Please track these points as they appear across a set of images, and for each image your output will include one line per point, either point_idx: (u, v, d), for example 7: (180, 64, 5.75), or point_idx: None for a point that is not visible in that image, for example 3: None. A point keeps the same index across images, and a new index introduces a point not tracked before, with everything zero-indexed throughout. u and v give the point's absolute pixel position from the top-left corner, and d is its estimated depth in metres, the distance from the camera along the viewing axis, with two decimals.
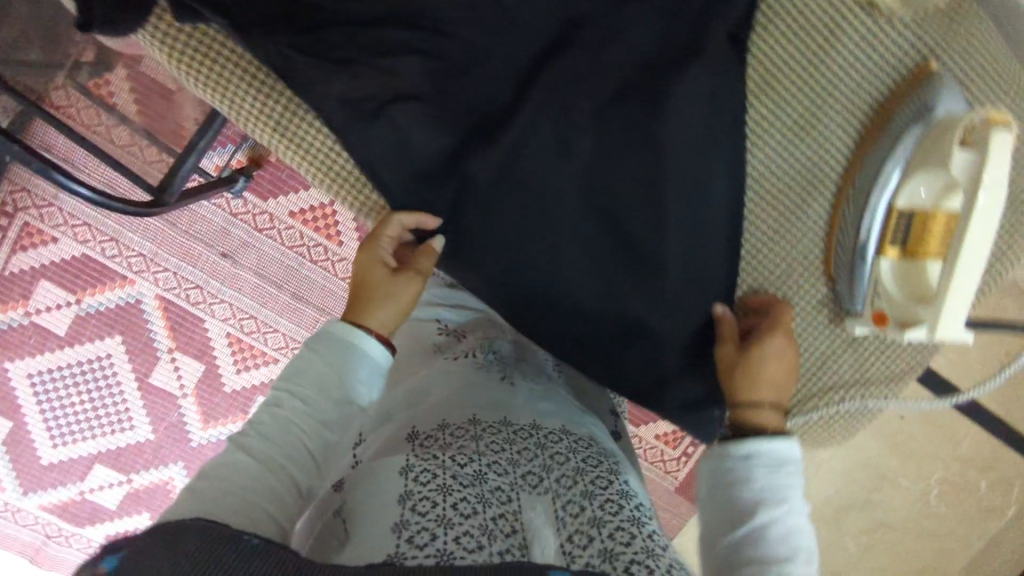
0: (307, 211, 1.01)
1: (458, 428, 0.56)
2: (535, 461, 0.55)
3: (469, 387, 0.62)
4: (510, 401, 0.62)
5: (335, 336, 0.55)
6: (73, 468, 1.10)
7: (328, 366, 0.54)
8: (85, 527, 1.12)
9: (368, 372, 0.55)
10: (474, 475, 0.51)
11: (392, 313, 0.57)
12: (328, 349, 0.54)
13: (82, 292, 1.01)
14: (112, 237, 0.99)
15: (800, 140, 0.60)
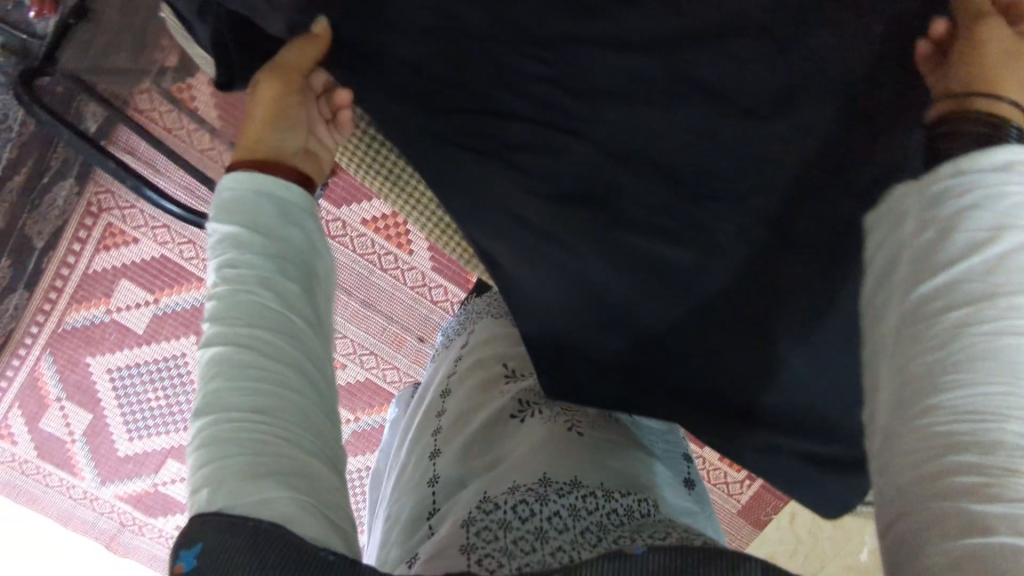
0: (379, 218, 0.99)
1: (523, 494, 0.47)
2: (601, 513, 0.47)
3: (537, 441, 0.54)
4: (581, 450, 0.53)
5: (254, 190, 0.47)
6: (148, 460, 1.13)
7: (259, 218, 0.46)
8: (158, 517, 1.16)
9: (296, 208, 0.48)
10: (536, 532, 0.44)
11: (289, 133, 0.53)
12: (252, 204, 0.46)
13: (160, 293, 1.02)
14: (190, 239, 1.00)
15: None
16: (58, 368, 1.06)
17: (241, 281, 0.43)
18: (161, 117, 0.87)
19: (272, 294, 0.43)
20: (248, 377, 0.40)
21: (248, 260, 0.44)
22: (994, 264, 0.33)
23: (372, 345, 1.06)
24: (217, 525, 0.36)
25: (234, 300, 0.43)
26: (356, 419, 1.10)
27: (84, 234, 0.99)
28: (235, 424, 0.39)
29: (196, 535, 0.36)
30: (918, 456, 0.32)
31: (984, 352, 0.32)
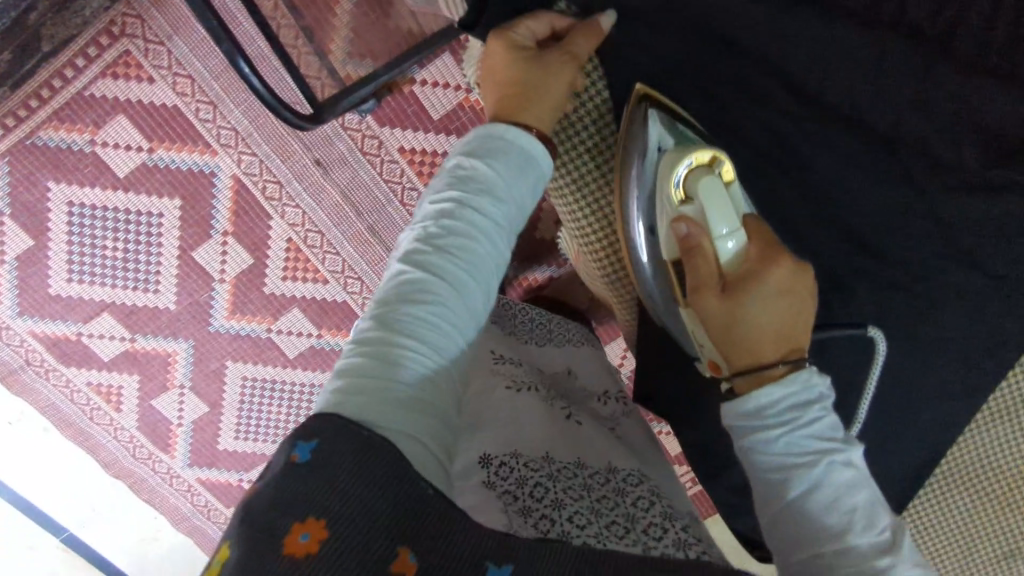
0: (417, 152, 0.95)
1: (532, 461, 0.50)
2: (618, 509, 0.50)
3: (536, 411, 0.56)
4: (576, 435, 0.57)
5: (507, 137, 0.53)
6: (80, 307, 1.04)
7: (511, 176, 0.52)
8: (70, 367, 1.08)
9: (532, 187, 0.54)
10: (552, 504, 0.47)
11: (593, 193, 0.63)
12: (508, 162, 0.52)
13: (158, 143, 0.93)
14: (212, 101, 0.92)
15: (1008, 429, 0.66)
16: (10, 181, 0.95)
17: (437, 241, 0.49)
18: None
19: (457, 260, 0.49)
20: (438, 293, 0.47)
21: (484, 216, 0.50)
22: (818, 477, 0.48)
23: (363, 272, 1.02)
24: (336, 424, 0.40)
25: (448, 238, 0.49)
26: (316, 335, 1.07)
27: (95, 52, 0.88)
28: (395, 374, 0.43)
29: (314, 432, 0.40)
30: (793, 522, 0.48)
31: (812, 499, 0.48)
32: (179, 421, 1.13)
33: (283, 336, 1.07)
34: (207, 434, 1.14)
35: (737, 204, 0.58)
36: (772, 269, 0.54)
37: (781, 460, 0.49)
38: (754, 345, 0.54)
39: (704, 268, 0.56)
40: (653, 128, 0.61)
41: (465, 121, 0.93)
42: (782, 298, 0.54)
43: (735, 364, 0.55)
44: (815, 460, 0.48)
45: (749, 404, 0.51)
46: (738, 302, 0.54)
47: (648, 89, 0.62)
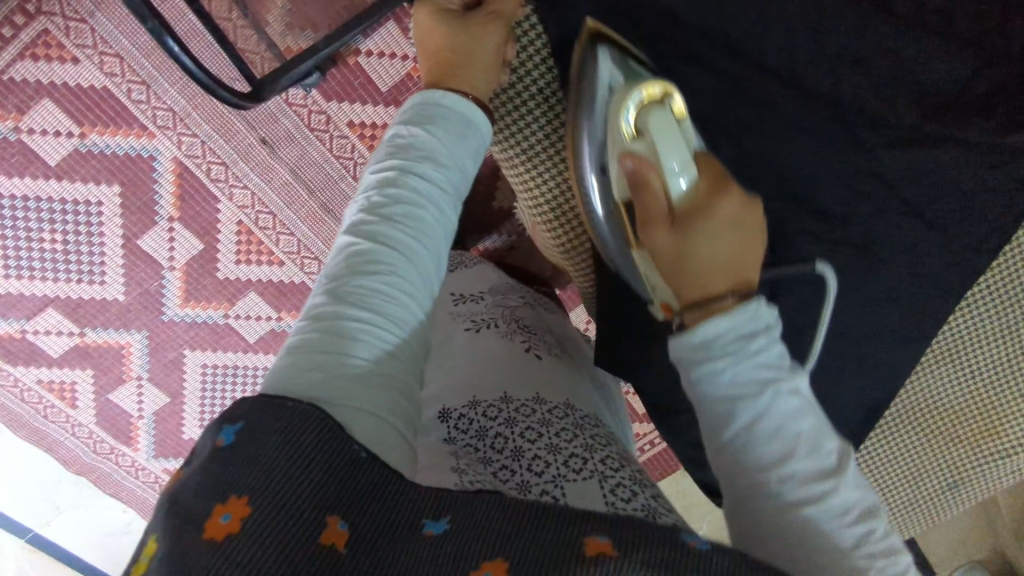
0: (367, 126, 0.92)
1: (490, 408, 0.54)
2: (574, 442, 0.52)
3: (499, 359, 0.60)
4: (540, 372, 0.60)
5: (443, 103, 0.52)
6: (21, 304, 1.00)
7: (452, 137, 0.52)
8: (18, 366, 1.04)
9: (474, 148, 0.53)
10: (512, 453, 0.50)
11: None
12: (448, 124, 0.52)
13: (89, 127, 0.88)
14: (144, 80, 0.87)
15: (958, 357, 0.69)
16: None
17: (381, 207, 0.48)
18: None
19: (402, 225, 0.48)
20: (386, 259, 0.46)
21: (428, 181, 0.49)
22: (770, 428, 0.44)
23: (319, 251, 1.00)
24: (262, 401, 0.38)
25: (392, 206, 0.48)
26: (276, 318, 1.05)
27: (9, 33, 0.82)
28: (345, 340, 0.42)
29: (238, 415, 0.38)
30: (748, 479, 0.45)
31: (759, 428, 0.44)
32: (140, 413, 1.10)
33: (242, 320, 1.05)
34: (170, 424, 1.12)
35: (687, 135, 0.56)
36: (719, 198, 0.52)
37: (728, 394, 0.45)
38: (714, 265, 0.50)
39: (655, 199, 0.52)
40: (603, 62, 0.59)
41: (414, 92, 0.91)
42: (734, 226, 0.52)
43: (684, 299, 0.51)
44: (765, 390, 0.45)
45: (694, 336, 0.47)
46: (684, 234, 0.51)
47: (598, 26, 0.60)
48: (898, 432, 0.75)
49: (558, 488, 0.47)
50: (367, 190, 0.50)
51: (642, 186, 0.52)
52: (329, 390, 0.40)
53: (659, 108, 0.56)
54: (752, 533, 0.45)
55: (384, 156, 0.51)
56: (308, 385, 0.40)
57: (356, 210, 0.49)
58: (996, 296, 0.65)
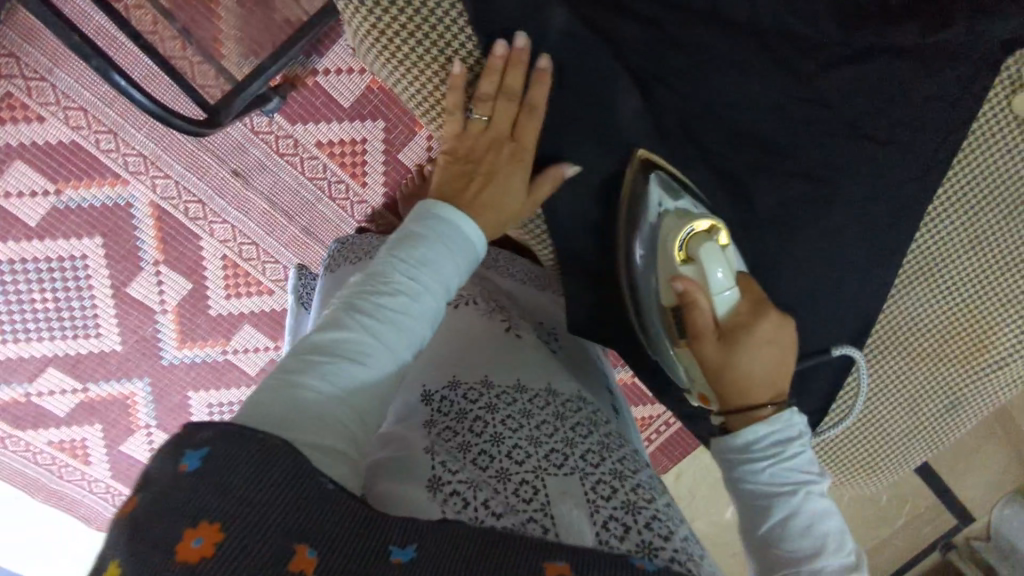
0: (335, 143, 0.93)
1: (470, 391, 0.52)
2: (557, 435, 0.50)
3: (474, 344, 0.58)
4: (523, 355, 0.58)
5: (453, 220, 0.49)
6: (22, 367, 1.01)
7: (452, 253, 0.47)
8: (27, 430, 1.05)
9: (471, 263, 0.49)
10: (492, 440, 0.48)
11: (514, 193, 0.53)
12: (448, 237, 0.48)
13: (64, 183, 0.90)
14: (110, 129, 0.88)
15: (949, 261, 0.60)
16: None
17: (385, 285, 0.45)
18: None
19: (398, 319, 0.44)
20: (374, 352, 0.43)
21: (430, 287, 0.46)
22: (780, 495, 0.46)
23: None
24: (237, 433, 0.37)
25: (388, 295, 0.44)
26: (274, 348, 1.05)
27: None
28: (333, 404, 0.40)
29: (203, 439, 0.37)
30: (746, 531, 0.47)
31: (791, 519, 0.44)
32: None
33: (241, 355, 1.05)
34: None
35: (732, 264, 0.52)
36: (763, 319, 0.51)
37: (763, 484, 0.46)
38: (744, 385, 0.50)
39: (701, 315, 0.50)
40: (653, 189, 0.56)
41: (376, 103, 0.91)
42: (766, 347, 0.51)
43: (730, 404, 0.51)
44: (788, 486, 0.46)
45: (738, 437, 0.48)
46: (731, 356, 0.50)
47: (649, 154, 0.56)
48: (887, 378, 0.65)
49: (540, 484, 0.46)
50: (375, 260, 0.47)
51: (696, 312, 0.50)
52: (296, 424, 0.38)
53: (708, 239, 0.52)
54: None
55: (402, 234, 0.48)
56: (265, 411, 0.38)
57: (364, 273, 0.46)
58: (975, 180, 0.58)
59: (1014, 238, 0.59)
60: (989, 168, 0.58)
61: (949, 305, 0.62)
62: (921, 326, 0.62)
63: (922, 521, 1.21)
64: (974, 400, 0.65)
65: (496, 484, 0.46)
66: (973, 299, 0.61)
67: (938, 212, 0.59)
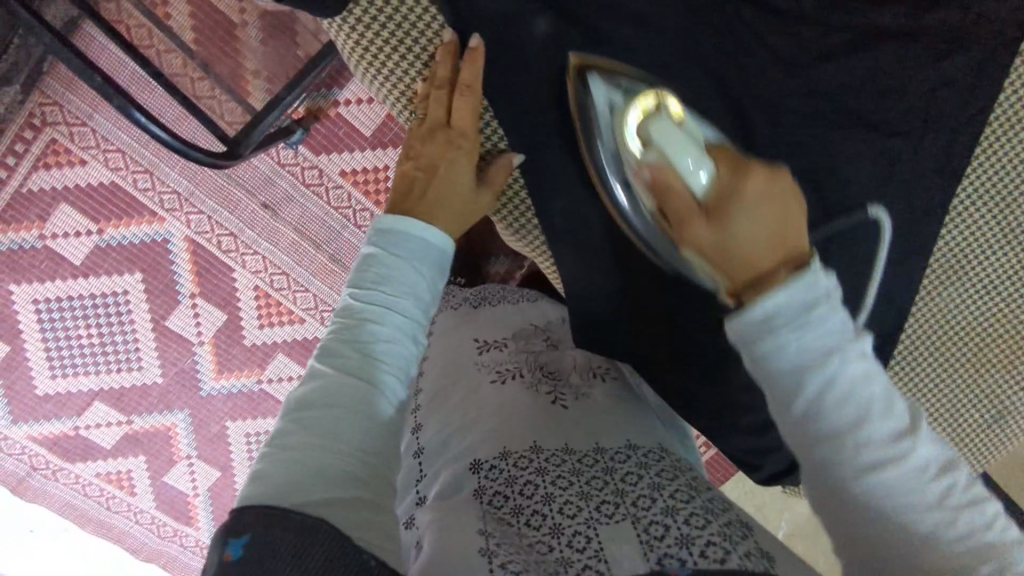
0: (359, 172, 0.94)
1: (519, 458, 0.48)
2: (606, 488, 0.46)
3: (519, 416, 0.52)
4: (571, 417, 0.53)
5: (410, 231, 0.47)
6: (70, 401, 1.04)
7: (416, 266, 0.46)
8: (76, 463, 1.08)
9: (439, 271, 0.48)
10: (544, 500, 0.45)
11: (457, 176, 0.50)
12: (407, 249, 0.46)
13: (105, 223, 0.94)
14: (147, 169, 0.92)
15: (979, 254, 0.54)
16: None
17: (362, 319, 0.43)
18: (129, 32, 0.83)
19: (381, 347, 0.42)
20: (367, 390, 0.40)
21: (398, 303, 0.44)
22: (835, 363, 0.34)
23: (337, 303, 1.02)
24: (269, 515, 0.33)
25: (358, 328, 0.42)
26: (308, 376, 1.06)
27: (22, 148, 0.89)
28: (340, 454, 0.37)
29: (245, 524, 0.33)
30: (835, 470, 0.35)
31: (829, 400, 0.34)
32: (194, 491, 1.12)
33: (276, 384, 1.06)
34: (225, 498, 1.13)
35: (698, 137, 0.44)
36: (747, 177, 0.40)
37: (796, 364, 0.35)
38: (748, 255, 0.38)
39: (682, 197, 0.40)
40: (597, 91, 0.47)
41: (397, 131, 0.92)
42: (766, 203, 0.39)
43: (749, 273, 0.38)
44: (824, 359, 0.35)
45: (755, 309, 0.36)
46: (725, 222, 0.39)
47: (583, 58, 0.48)
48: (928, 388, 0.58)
49: (589, 533, 0.42)
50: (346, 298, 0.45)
51: (667, 191, 0.40)
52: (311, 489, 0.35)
53: (662, 120, 0.44)
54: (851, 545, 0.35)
55: (363, 260, 0.46)
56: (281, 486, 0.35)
57: (338, 316, 0.44)
58: (1001, 159, 0.51)
59: None
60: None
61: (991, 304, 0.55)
62: (954, 324, 0.56)
63: None
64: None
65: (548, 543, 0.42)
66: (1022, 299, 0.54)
67: (963, 211, 0.52)
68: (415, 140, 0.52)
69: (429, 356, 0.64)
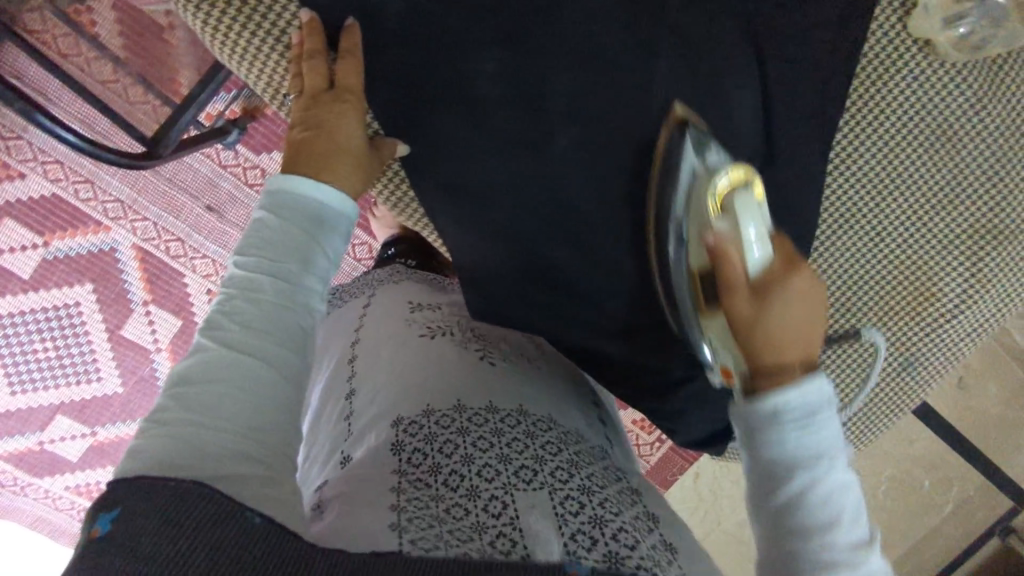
0: None
1: (443, 418, 0.47)
2: (526, 452, 0.46)
3: (448, 373, 0.51)
4: (498, 377, 0.53)
5: (306, 196, 0.45)
6: (33, 417, 1.04)
7: (309, 234, 0.44)
8: (44, 477, 1.08)
9: (335, 237, 0.45)
10: (463, 460, 0.44)
11: (345, 132, 0.46)
12: (301, 214, 0.44)
13: (50, 235, 0.94)
14: (87, 178, 0.92)
15: (877, 196, 0.56)
16: None
17: (249, 286, 0.42)
18: (55, 41, 0.81)
19: (277, 315, 0.41)
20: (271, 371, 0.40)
21: (282, 267, 0.43)
22: (811, 433, 0.40)
23: None
24: (142, 486, 0.33)
25: (245, 296, 0.41)
26: None
27: None
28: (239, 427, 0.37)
29: (114, 498, 0.33)
30: (775, 512, 0.40)
31: (795, 440, 0.40)
32: None
33: None
34: None
35: (766, 222, 0.46)
36: (797, 275, 0.44)
37: (786, 466, 0.40)
38: (781, 341, 0.42)
39: (735, 268, 0.43)
40: (690, 146, 0.47)
41: None
42: (800, 309, 0.43)
43: (764, 324, 0.42)
44: (815, 462, 0.40)
45: (767, 404, 0.41)
46: (767, 308, 0.43)
47: (687, 114, 0.47)
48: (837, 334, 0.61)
49: (510, 498, 0.41)
50: (238, 261, 0.43)
51: (721, 259, 0.43)
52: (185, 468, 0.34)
53: (744, 189, 0.45)
54: (764, 555, 0.41)
55: (257, 222, 0.44)
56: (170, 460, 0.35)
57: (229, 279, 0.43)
58: (880, 100, 0.54)
59: (939, 160, 0.56)
60: (914, 94, 0.54)
61: (889, 244, 0.58)
62: (861, 267, 0.58)
63: (945, 486, 1.20)
64: (938, 340, 0.62)
65: (465, 503, 0.41)
66: (917, 241, 0.58)
67: (848, 156, 0.55)
68: (295, 111, 0.47)
69: (363, 320, 0.62)
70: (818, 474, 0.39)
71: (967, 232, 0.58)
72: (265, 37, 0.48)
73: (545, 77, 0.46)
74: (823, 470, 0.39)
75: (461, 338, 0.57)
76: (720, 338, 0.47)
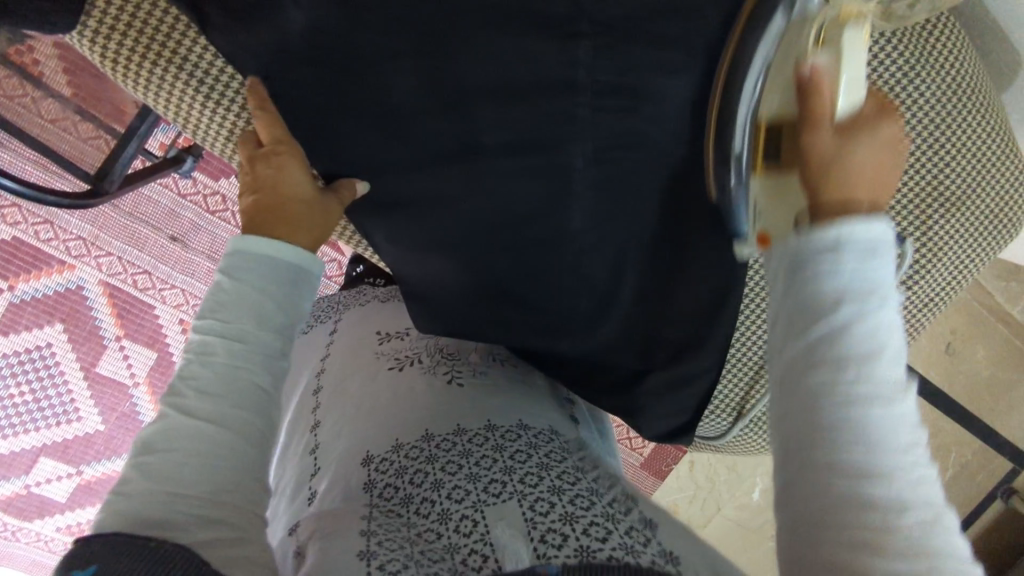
0: None
1: (412, 449, 0.46)
2: (496, 466, 0.44)
3: (414, 406, 0.50)
4: (468, 398, 0.51)
5: (259, 252, 0.45)
6: (16, 461, 1.04)
7: (263, 289, 0.44)
8: (34, 520, 1.07)
9: (291, 289, 0.45)
10: (433, 486, 0.43)
11: (295, 180, 0.48)
12: (254, 270, 0.44)
13: (15, 279, 0.93)
14: (46, 219, 0.92)
15: None
16: None
17: (204, 350, 0.41)
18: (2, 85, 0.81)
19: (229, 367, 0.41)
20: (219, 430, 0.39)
21: (237, 326, 0.42)
22: (869, 313, 0.34)
23: None
24: (116, 543, 0.33)
25: (202, 363, 0.41)
26: None
27: None
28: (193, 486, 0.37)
29: (86, 555, 0.33)
30: (808, 408, 0.34)
31: (857, 334, 0.34)
32: None
33: None
34: None
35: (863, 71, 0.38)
36: (890, 117, 0.40)
37: (828, 323, 0.34)
38: (850, 186, 0.37)
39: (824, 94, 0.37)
40: None
41: None
42: (887, 149, 0.39)
43: (833, 193, 0.37)
44: (870, 314, 0.34)
45: (822, 244, 0.35)
46: (852, 146, 0.38)
47: None
48: None
49: (478, 512, 0.40)
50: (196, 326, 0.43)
51: (818, 94, 0.37)
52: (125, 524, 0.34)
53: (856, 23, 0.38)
54: (788, 476, 0.34)
55: (214, 283, 0.44)
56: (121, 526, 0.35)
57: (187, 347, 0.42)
58: None
59: None
60: None
61: None
62: None
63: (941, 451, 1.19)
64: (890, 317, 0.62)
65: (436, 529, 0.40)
66: None
67: None
68: (243, 180, 0.49)
69: (333, 350, 0.61)
70: (866, 331, 0.34)
71: (910, 209, 0.58)
72: (173, 69, 0.49)
73: (464, 89, 0.45)
74: (878, 358, 0.34)
75: (429, 362, 0.55)
76: (772, 199, 0.40)
